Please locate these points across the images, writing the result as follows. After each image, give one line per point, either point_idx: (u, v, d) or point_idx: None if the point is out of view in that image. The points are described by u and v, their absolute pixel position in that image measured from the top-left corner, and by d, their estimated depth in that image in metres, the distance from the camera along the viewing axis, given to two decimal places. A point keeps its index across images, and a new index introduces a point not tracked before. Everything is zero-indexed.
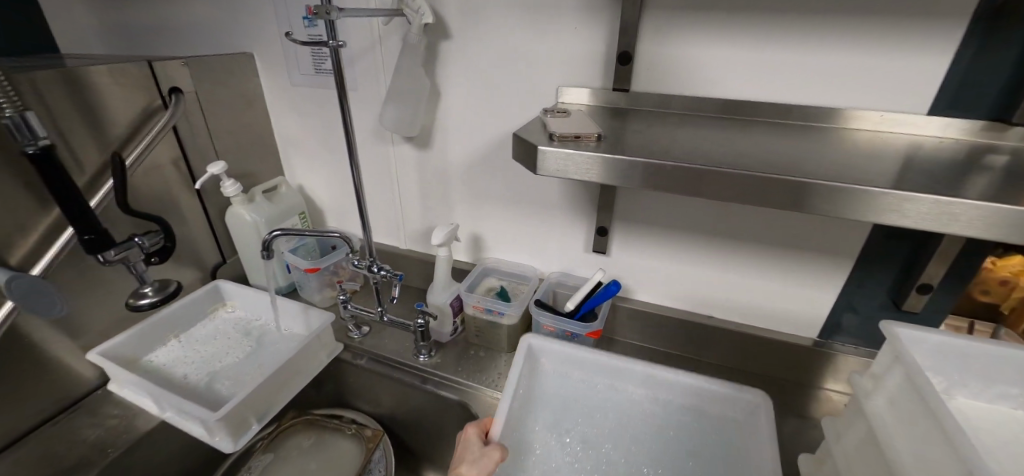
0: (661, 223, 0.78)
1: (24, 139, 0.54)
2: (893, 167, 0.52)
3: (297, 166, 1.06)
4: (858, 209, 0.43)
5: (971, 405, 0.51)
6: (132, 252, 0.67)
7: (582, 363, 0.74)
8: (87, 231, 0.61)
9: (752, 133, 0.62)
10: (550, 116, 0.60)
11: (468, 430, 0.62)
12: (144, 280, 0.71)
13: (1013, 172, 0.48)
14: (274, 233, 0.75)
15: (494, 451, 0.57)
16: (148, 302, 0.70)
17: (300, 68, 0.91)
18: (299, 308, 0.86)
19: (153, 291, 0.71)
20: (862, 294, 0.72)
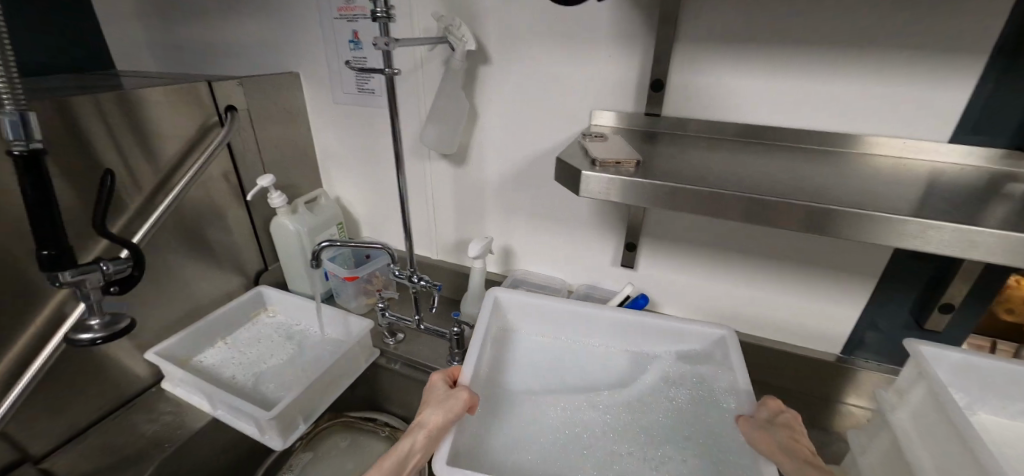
0: (687, 239, 0.81)
1: (14, 137, 0.50)
2: (919, 193, 0.55)
3: (335, 179, 1.11)
4: (889, 235, 0.46)
5: (994, 421, 0.54)
6: (92, 275, 0.59)
7: (547, 314, 0.78)
8: (47, 244, 0.54)
9: (780, 157, 0.65)
10: (589, 141, 0.64)
11: (434, 377, 0.61)
12: (94, 311, 0.62)
13: None
14: (322, 244, 0.80)
15: (463, 393, 0.56)
16: (89, 337, 0.60)
17: (344, 88, 0.97)
18: (338, 314, 0.91)
19: (99, 325, 0.61)
20: (885, 313, 0.74)
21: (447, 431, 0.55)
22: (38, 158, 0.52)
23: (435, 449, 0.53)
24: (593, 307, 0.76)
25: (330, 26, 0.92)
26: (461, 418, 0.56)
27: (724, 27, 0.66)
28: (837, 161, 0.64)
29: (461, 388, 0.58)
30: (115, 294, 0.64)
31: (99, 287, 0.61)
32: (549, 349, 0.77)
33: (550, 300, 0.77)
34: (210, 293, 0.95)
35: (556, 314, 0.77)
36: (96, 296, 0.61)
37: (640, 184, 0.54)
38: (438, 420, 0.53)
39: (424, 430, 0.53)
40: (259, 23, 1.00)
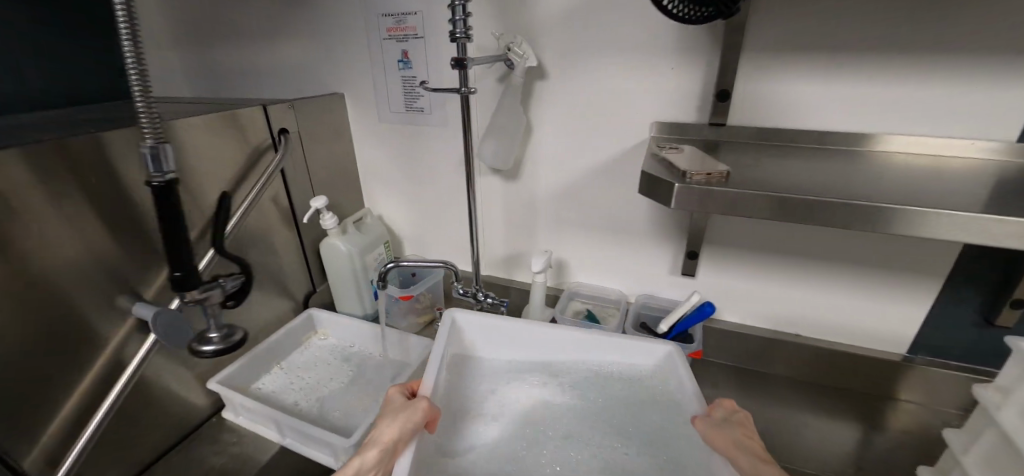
0: (748, 246, 0.82)
1: (153, 170, 0.52)
2: (1005, 193, 0.56)
3: (378, 198, 1.11)
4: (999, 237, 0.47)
5: None
6: (214, 293, 0.63)
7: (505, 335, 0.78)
8: (179, 266, 0.58)
9: (852, 162, 0.67)
10: (667, 153, 0.65)
11: (392, 392, 0.62)
12: (214, 324, 0.65)
13: None
14: (388, 265, 0.82)
15: (419, 403, 0.58)
16: (211, 350, 0.63)
17: (391, 106, 0.98)
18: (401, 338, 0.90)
19: (219, 338, 0.64)
20: (953, 311, 0.75)
21: (407, 442, 0.55)
22: (172, 186, 0.54)
23: (393, 461, 0.54)
24: (552, 326, 0.76)
25: (379, 46, 0.92)
26: (419, 428, 0.56)
27: (790, 37, 0.68)
28: (877, 161, 0.66)
29: (417, 399, 0.59)
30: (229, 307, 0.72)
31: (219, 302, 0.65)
32: (509, 364, 0.79)
33: (507, 322, 0.77)
34: (265, 319, 0.93)
35: (514, 335, 0.78)
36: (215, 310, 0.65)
37: (738, 195, 0.54)
38: (389, 431, 0.54)
39: (379, 445, 0.53)
40: (302, 46, 1.00)
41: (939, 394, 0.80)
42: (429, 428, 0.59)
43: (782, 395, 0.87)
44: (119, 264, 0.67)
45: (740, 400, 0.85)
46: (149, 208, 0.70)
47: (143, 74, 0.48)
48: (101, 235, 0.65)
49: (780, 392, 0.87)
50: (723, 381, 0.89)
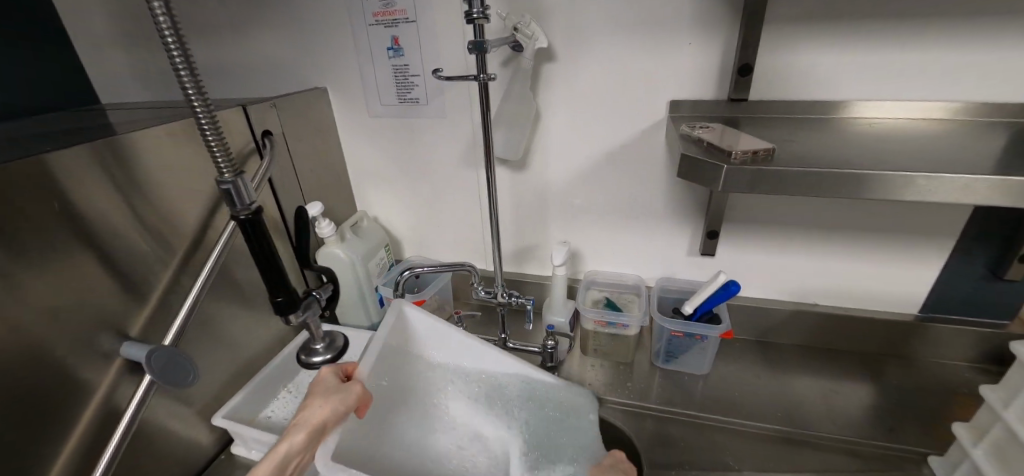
0: (768, 220, 0.81)
1: (238, 206, 0.54)
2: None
3: (371, 199, 1.04)
4: None
5: None
6: (309, 312, 0.70)
7: (438, 340, 0.76)
8: (279, 293, 0.62)
9: (877, 130, 0.66)
10: (699, 133, 0.62)
11: (325, 371, 0.61)
12: (319, 338, 0.83)
13: None
14: (405, 272, 0.79)
15: (352, 387, 0.58)
16: (320, 358, 0.84)
17: (382, 99, 0.90)
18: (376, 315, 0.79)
19: (324, 349, 0.84)
20: (963, 269, 0.78)
21: (335, 425, 0.56)
22: (258, 216, 0.56)
23: (318, 444, 0.54)
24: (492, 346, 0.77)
25: (365, 34, 0.84)
26: (350, 412, 0.57)
27: (811, 5, 0.66)
28: (901, 128, 0.66)
29: (350, 382, 0.59)
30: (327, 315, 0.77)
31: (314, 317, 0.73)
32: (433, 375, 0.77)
33: (449, 328, 0.75)
34: (265, 340, 0.85)
35: (447, 342, 0.76)
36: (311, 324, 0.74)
37: (792, 172, 0.52)
38: (316, 413, 0.54)
39: (306, 427, 0.53)
40: (272, 37, 0.91)
41: (950, 348, 0.83)
42: (357, 413, 0.60)
43: (804, 363, 0.88)
44: (97, 299, 0.58)
45: (765, 374, 0.86)
46: (125, 231, 0.61)
47: (197, 87, 0.45)
48: (72, 269, 0.56)
49: (802, 360, 0.89)
50: (747, 357, 0.90)
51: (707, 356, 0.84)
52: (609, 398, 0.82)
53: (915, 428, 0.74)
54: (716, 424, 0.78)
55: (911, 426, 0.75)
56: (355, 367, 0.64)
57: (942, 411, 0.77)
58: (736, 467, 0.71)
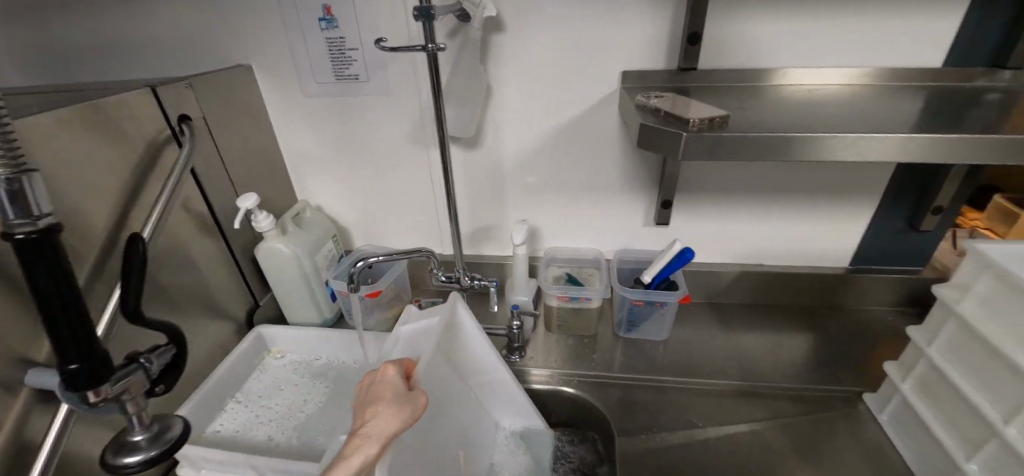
0: (717, 188, 0.84)
1: (11, 216, 0.35)
2: (941, 113, 0.63)
3: (312, 187, 0.96)
4: (970, 152, 0.51)
5: None
6: (135, 379, 0.47)
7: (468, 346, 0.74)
8: (75, 358, 0.41)
9: (812, 95, 0.70)
10: (655, 102, 0.62)
11: (389, 370, 0.55)
12: (139, 423, 0.49)
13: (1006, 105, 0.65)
14: (358, 263, 0.73)
15: (417, 397, 0.53)
16: (139, 459, 0.47)
17: (317, 76, 0.82)
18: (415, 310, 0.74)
19: (148, 442, 0.49)
20: (885, 224, 0.86)
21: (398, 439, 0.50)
22: (50, 238, 0.37)
23: (382, 457, 0.48)
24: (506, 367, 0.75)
25: (292, 3, 0.76)
26: (415, 423, 0.52)
27: None
28: (832, 93, 0.70)
29: (415, 391, 0.53)
30: (160, 395, 0.52)
31: (145, 391, 0.49)
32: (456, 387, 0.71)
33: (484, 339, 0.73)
34: (203, 350, 0.77)
35: (481, 350, 0.74)
36: (142, 404, 0.49)
37: (746, 138, 0.53)
38: (382, 420, 0.48)
39: (378, 437, 0.47)
40: (179, 6, 0.79)
41: (874, 296, 0.92)
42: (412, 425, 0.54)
43: (752, 320, 0.93)
44: None
45: (718, 334, 0.91)
46: None
47: None
48: None
49: (750, 318, 0.94)
50: (701, 319, 0.94)
51: (667, 322, 0.86)
52: (578, 372, 0.83)
53: (850, 370, 0.82)
54: (680, 386, 0.81)
55: (846, 368, 0.82)
56: (416, 369, 0.58)
57: (871, 352, 0.85)
58: (701, 425, 0.74)
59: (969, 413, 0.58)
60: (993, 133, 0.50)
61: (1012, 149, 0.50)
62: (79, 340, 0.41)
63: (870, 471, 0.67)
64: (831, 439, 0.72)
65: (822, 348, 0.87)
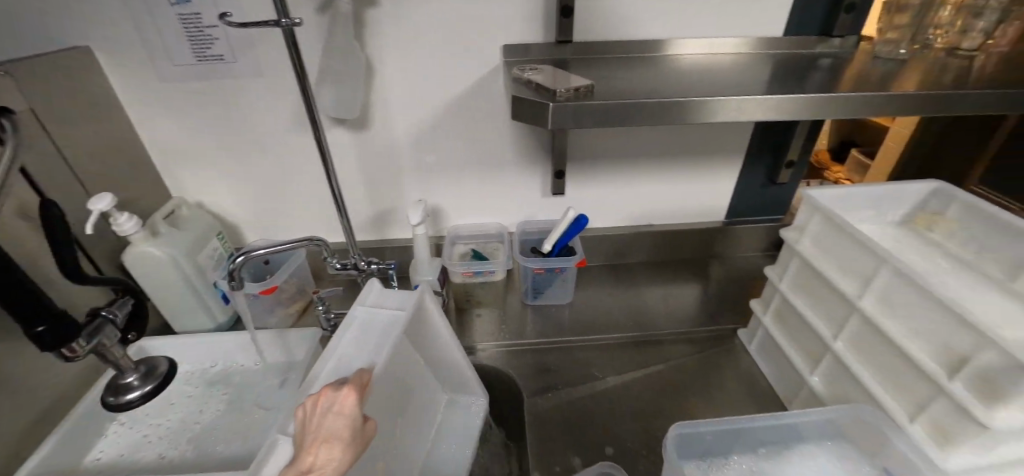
0: (605, 156, 0.89)
1: None
2: (770, 76, 0.73)
3: (187, 182, 0.87)
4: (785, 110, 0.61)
5: (865, 230, 0.71)
6: (106, 331, 0.59)
7: (432, 332, 0.65)
8: (39, 319, 0.51)
9: (672, 64, 0.76)
10: (528, 74, 0.64)
11: (349, 400, 0.43)
12: (129, 369, 0.68)
13: (830, 69, 0.75)
14: (238, 258, 0.64)
15: (370, 432, 0.45)
16: (137, 394, 0.67)
17: (175, 58, 0.74)
18: (379, 288, 0.64)
19: (139, 382, 0.68)
20: (751, 179, 0.96)
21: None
22: None
23: None
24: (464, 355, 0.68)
25: None
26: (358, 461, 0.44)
27: None
28: (686, 62, 0.77)
29: (370, 424, 0.45)
30: (132, 340, 0.67)
31: (115, 340, 0.62)
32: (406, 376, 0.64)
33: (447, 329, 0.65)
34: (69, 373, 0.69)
35: (441, 336, 0.65)
36: (118, 354, 0.64)
37: (608, 105, 0.56)
38: (336, 470, 0.40)
39: None
40: None
41: (747, 244, 1.03)
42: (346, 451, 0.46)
43: (646, 277, 1.01)
44: None
45: (617, 292, 0.97)
46: None
47: None
48: None
49: (645, 274, 1.02)
50: (603, 280, 1.00)
51: (569, 286, 0.91)
52: (490, 344, 0.86)
53: (728, 312, 0.92)
54: (583, 343, 0.87)
55: (724, 310, 0.93)
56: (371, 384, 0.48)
57: (745, 294, 0.96)
58: (602, 376, 0.80)
59: (810, 334, 0.67)
60: (802, 95, 0.61)
61: (816, 107, 0.62)
62: (27, 290, 0.49)
63: (744, 397, 0.76)
64: (714, 373, 0.81)
65: (706, 295, 0.97)
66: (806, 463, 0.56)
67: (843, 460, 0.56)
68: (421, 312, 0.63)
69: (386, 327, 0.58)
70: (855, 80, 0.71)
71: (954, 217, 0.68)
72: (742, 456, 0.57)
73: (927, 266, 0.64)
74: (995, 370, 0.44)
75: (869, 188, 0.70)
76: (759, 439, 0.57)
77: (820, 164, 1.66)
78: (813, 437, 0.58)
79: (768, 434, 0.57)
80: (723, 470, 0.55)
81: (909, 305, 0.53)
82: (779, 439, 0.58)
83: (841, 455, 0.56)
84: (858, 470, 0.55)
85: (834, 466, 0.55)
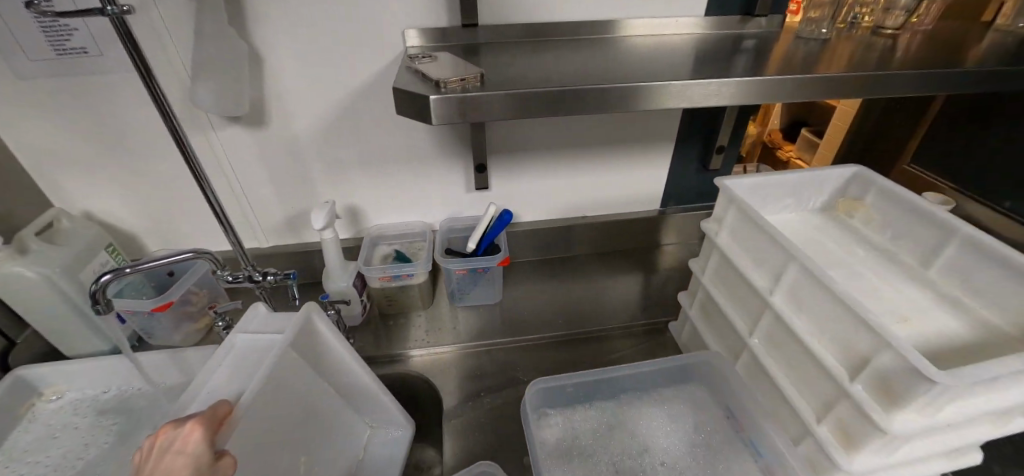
0: (530, 147, 0.85)
1: None
2: (687, 57, 0.69)
3: (70, 189, 0.79)
4: (701, 94, 0.57)
5: (783, 219, 0.69)
6: None
7: (332, 353, 0.61)
8: None
9: (584, 48, 0.72)
10: (419, 63, 0.58)
11: (193, 436, 0.41)
12: None
13: (752, 50, 0.72)
14: (102, 278, 0.56)
15: (227, 467, 0.41)
16: None
17: (28, 51, 0.65)
18: (265, 312, 0.61)
19: None
20: (684, 166, 0.93)
21: None
22: None
23: None
24: (372, 375, 0.65)
25: None
26: None
27: None
28: (605, 45, 0.73)
29: (226, 458, 0.41)
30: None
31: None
32: (308, 401, 0.60)
33: (346, 350, 0.61)
34: None
35: (343, 358, 0.62)
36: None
37: (498, 96, 0.52)
38: None
39: None
40: None
41: (683, 232, 1.02)
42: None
43: (583, 269, 0.98)
44: None
45: (552, 287, 0.94)
46: None
47: None
48: None
49: (581, 267, 0.99)
50: (537, 275, 0.97)
51: (495, 285, 0.88)
52: (416, 351, 0.81)
53: (660, 303, 0.90)
54: (511, 345, 0.83)
55: (657, 301, 0.91)
56: (231, 417, 0.45)
57: (678, 284, 0.95)
58: (527, 379, 0.77)
59: (729, 330, 0.66)
60: (720, 78, 0.57)
61: (740, 90, 0.57)
62: None
63: None
64: None
65: (641, 286, 0.94)
66: (659, 403, 0.63)
67: (692, 400, 0.64)
68: (312, 335, 0.59)
69: (263, 353, 0.56)
70: (779, 60, 0.68)
71: (871, 203, 0.67)
72: (605, 402, 0.64)
73: (844, 255, 0.63)
74: (889, 372, 0.42)
75: (790, 175, 0.67)
76: (622, 388, 0.65)
77: (772, 144, 1.66)
78: (669, 381, 0.66)
79: (630, 382, 0.65)
80: (584, 415, 0.62)
81: (813, 299, 0.50)
82: (640, 388, 0.65)
83: (689, 395, 0.65)
84: (702, 408, 0.63)
85: (681, 405, 0.63)
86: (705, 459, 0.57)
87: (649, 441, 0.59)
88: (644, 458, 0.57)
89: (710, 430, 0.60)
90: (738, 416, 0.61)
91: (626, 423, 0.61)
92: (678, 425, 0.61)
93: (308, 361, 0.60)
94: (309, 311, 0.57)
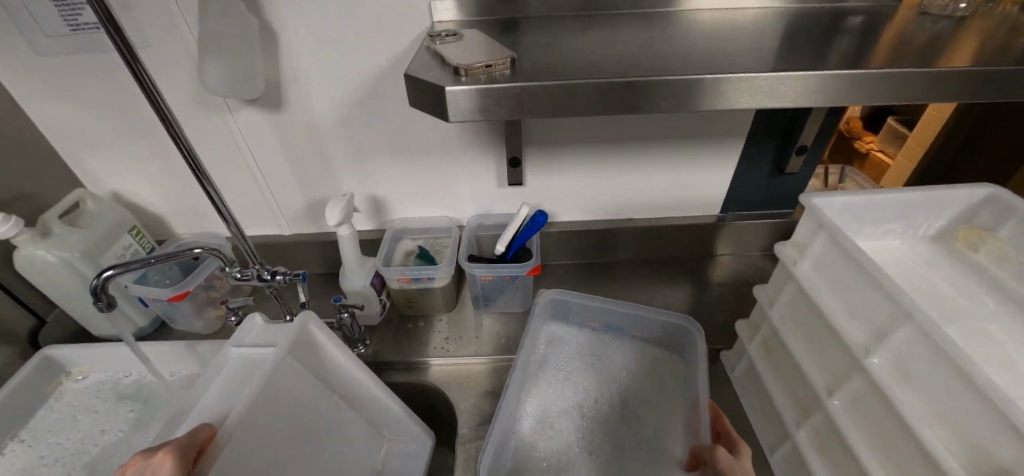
0: (570, 140, 0.74)
1: None
2: (774, 38, 0.55)
3: (98, 169, 0.78)
4: (798, 88, 0.43)
5: (878, 247, 0.57)
6: None
7: (335, 363, 0.55)
8: None
9: (640, 24, 0.60)
10: (440, 43, 0.49)
11: (164, 464, 0.36)
12: None
13: (863, 29, 0.57)
14: (104, 273, 0.53)
15: None
16: None
17: (43, 25, 0.62)
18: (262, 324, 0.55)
19: None
20: (753, 167, 0.79)
21: None
22: None
23: None
24: (380, 384, 0.59)
25: None
26: None
27: None
28: (665, 20, 0.61)
29: None
30: None
31: None
32: (314, 418, 0.54)
33: (349, 359, 0.55)
34: None
35: (346, 369, 0.56)
36: None
37: (531, 88, 0.42)
38: None
39: None
40: None
41: (743, 241, 0.88)
42: None
43: (623, 277, 0.88)
44: None
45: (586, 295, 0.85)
46: None
47: None
48: None
49: (622, 274, 0.89)
50: (571, 280, 0.88)
51: (522, 293, 0.80)
52: (433, 359, 0.75)
53: (710, 325, 0.79)
54: None
55: (708, 322, 0.80)
56: (214, 442, 0.41)
57: (733, 303, 0.82)
58: None
59: (798, 381, 0.54)
60: (823, 69, 0.43)
61: (852, 85, 0.43)
62: None
63: None
64: None
65: (689, 302, 0.83)
66: (545, 369, 0.67)
67: (557, 341, 0.70)
68: (311, 345, 0.53)
69: (258, 366, 0.50)
70: (899, 43, 0.53)
71: (1009, 236, 0.52)
72: (525, 397, 0.64)
73: (965, 305, 0.49)
74: None
75: (899, 195, 0.53)
76: (518, 373, 0.64)
77: (849, 133, 1.43)
78: (535, 332, 0.70)
79: (519, 363, 0.65)
80: (529, 417, 0.62)
81: (926, 371, 0.38)
82: (526, 363, 0.66)
83: (556, 329, 0.72)
84: (574, 342, 0.70)
85: (555, 354, 0.68)
86: (614, 374, 0.66)
87: (563, 400, 0.64)
88: (594, 428, 0.61)
89: (593, 351, 0.69)
90: (588, 322, 0.72)
91: (559, 408, 0.63)
92: (567, 367, 0.67)
93: (310, 373, 0.54)
94: (304, 319, 0.51)
